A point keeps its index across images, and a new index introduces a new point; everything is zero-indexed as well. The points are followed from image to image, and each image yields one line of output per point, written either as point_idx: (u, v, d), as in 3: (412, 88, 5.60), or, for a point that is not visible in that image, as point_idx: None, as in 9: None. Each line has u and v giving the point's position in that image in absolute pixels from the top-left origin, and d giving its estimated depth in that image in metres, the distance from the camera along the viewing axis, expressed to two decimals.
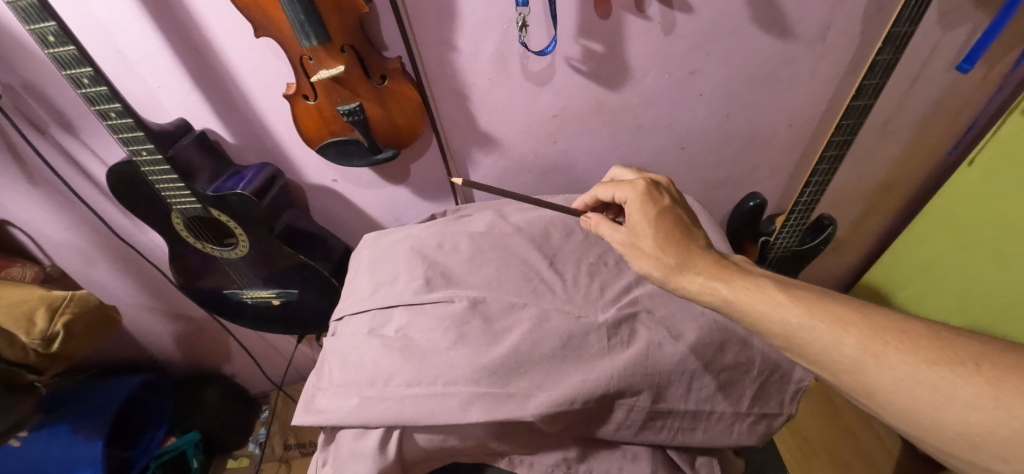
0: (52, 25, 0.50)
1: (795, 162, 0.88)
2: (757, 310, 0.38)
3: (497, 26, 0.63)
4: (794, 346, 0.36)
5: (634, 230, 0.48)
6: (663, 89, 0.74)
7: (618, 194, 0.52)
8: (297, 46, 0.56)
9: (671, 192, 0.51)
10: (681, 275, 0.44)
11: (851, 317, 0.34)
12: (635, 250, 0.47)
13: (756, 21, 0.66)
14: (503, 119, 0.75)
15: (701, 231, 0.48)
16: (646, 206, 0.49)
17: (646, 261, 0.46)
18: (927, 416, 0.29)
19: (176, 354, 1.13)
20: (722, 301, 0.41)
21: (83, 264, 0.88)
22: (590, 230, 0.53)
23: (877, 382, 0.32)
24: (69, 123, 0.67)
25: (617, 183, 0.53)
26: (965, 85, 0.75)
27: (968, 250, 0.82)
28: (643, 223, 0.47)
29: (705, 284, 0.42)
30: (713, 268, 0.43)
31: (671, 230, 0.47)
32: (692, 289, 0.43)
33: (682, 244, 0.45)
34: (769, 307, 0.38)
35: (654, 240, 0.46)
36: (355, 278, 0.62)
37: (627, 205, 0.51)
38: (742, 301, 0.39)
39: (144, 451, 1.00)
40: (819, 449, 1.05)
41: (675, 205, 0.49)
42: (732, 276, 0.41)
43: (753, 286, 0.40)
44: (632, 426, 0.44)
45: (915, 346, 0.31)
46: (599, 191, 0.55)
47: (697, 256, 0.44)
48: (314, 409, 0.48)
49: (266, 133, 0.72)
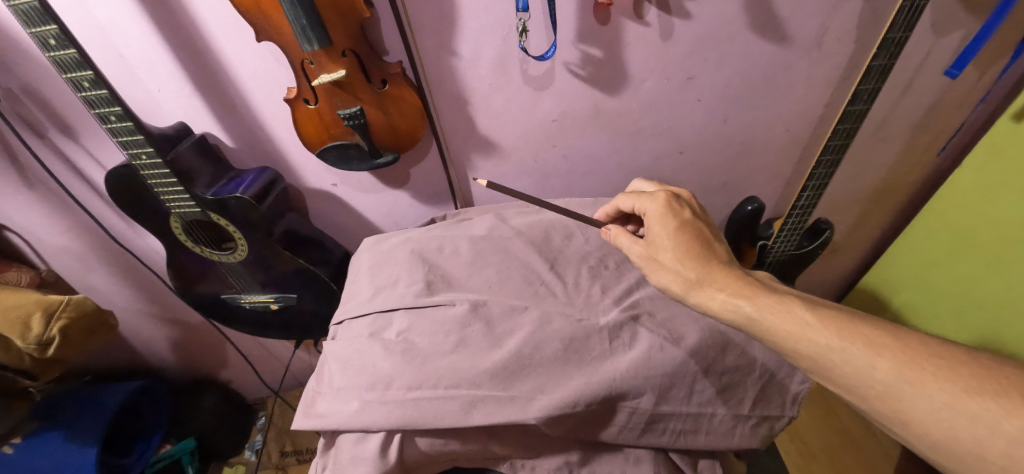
0: (53, 28, 0.50)
1: (792, 166, 0.89)
2: (783, 330, 0.38)
3: (497, 32, 0.63)
4: (824, 369, 0.36)
5: (654, 243, 0.49)
6: (661, 94, 0.74)
7: (638, 205, 0.54)
8: (298, 51, 0.56)
9: (691, 204, 0.53)
10: (702, 291, 0.44)
11: (885, 342, 0.34)
12: (655, 263, 0.48)
13: (752, 27, 0.67)
14: (503, 124, 0.76)
15: (723, 246, 0.48)
16: (666, 218, 0.49)
17: (667, 276, 0.47)
18: (967, 448, 0.29)
19: (172, 360, 1.12)
20: (746, 319, 0.41)
21: (80, 269, 0.87)
22: (609, 241, 0.53)
23: (913, 411, 0.32)
24: (68, 127, 0.67)
25: (639, 195, 0.54)
26: (958, 91, 0.76)
27: (966, 256, 0.83)
28: (662, 236, 0.48)
29: (727, 301, 0.42)
30: (736, 284, 0.43)
31: (691, 243, 0.47)
32: (714, 306, 0.43)
33: (703, 257, 0.46)
34: (795, 327, 0.38)
35: (673, 254, 0.47)
36: (356, 282, 0.62)
37: (647, 217, 0.52)
38: (766, 319, 0.39)
39: (139, 459, 0.99)
40: (818, 453, 1.05)
41: (696, 218, 0.50)
42: (755, 292, 0.41)
43: (778, 305, 0.40)
44: (634, 429, 0.43)
45: (955, 375, 0.31)
46: (622, 199, 0.56)
47: (719, 270, 0.45)
48: (314, 414, 0.48)
49: (266, 138, 0.73)
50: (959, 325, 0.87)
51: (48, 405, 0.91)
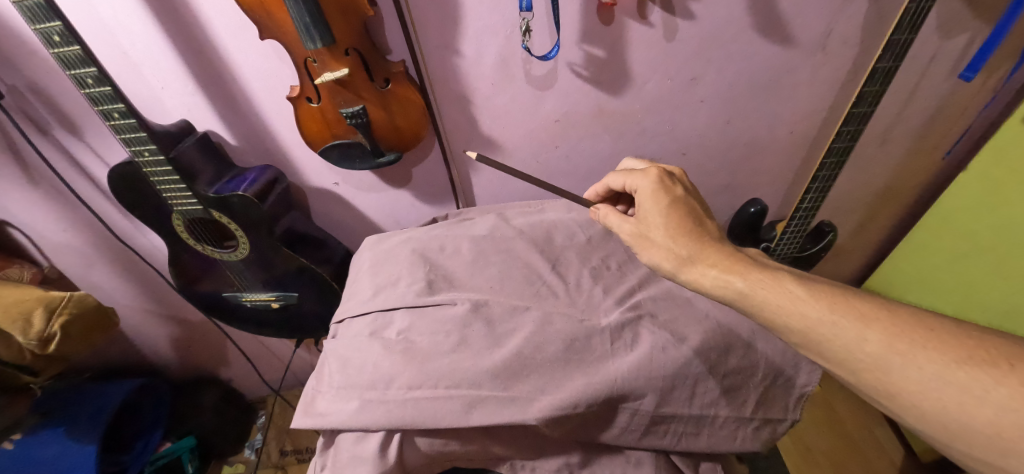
0: (58, 25, 0.50)
1: (796, 168, 0.88)
2: (773, 304, 0.38)
3: (501, 31, 0.63)
4: (813, 343, 0.36)
5: (645, 221, 0.50)
6: (664, 96, 0.74)
7: (630, 182, 0.54)
8: (301, 49, 0.56)
9: (683, 182, 0.53)
10: (694, 268, 0.44)
11: (876, 314, 0.34)
12: (646, 241, 0.48)
13: (756, 28, 0.67)
14: (505, 123, 0.75)
15: (714, 222, 0.49)
16: (658, 194, 0.50)
17: (657, 253, 0.47)
18: (955, 417, 0.29)
19: (172, 358, 1.12)
20: (735, 294, 0.41)
21: (81, 266, 0.87)
22: (599, 220, 0.54)
23: (901, 381, 0.31)
24: (72, 124, 0.67)
25: (630, 172, 0.55)
26: (963, 94, 0.76)
27: (971, 258, 0.82)
28: (654, 213, 0.49)
29: (718, 277, 0.42)
30: (729, 261, 0.43)
31: (682, 220, 0.48)
32: (705, 282, 0.43)
33: (696, 236, 0.46)
34: (785, 300, 0.38)
35: (665, 231, 0.47)
36: (357, 280, 0.62)
37: (638, 195, 0.52)
38: (757, 294, 0.39)
39: (138, 456, 0.98)
40: (821, 458, 1.04)
41: (687, 196, 0.51)
42: (746, 268, 0.41)
43: (769, 279, 0.40)
44: (635, 430, 0.43)
45: (945, 345, 0.31)
46: (613, 175, 0.56)
47: (710, 247, 0.45)
48: (314, 412, 0.48)
49: (269, 136, 0.73)
50: None
51: (49, 401, 0.91)
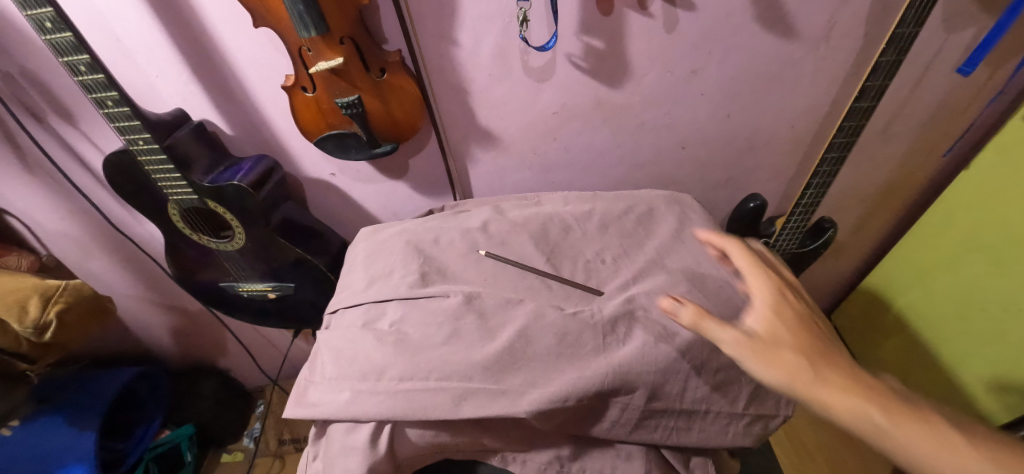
0: (49, 11, 0.49)
1: (796, 163, 0.87)
2: (924, 453, 0.32)
3: (498, 21, 0.62)
4: None
5: (769, 333, 0.39)
6: (663, 88, 0.73)
7: (750, 279, 0.43)
8: (295, 37, 0.55)
9: (802, 297, 0.45)
10: (826, 392, 0.35)
11: None
12: (771, 355, 0.37)
13: (758, 20, 0.65)
14: (502, 115, 0.75)
15: (846, 349, 0.40)
16: (780, 306, 0.41)
17: (778, 370, 0.36)
18: None
19: (171, 346, 1.13)
20: (873, 431, 0.33)
21: (80, 254, 0.88)
22: (688, 323, 0.38)
23: None
24: (67, 112, 0.67)
25: (754, 268, 0.44)
26: (968, 89, 0.75)
27: (973, 256, 0.82)
28: (782, 327, 0.39)
29: (858, 407, 0.34)
30: (865, 385, 0.35)
31: (813, 338, 0.39)
32: (836, 410, 0.35)
33: (830, 357, 0.37)
34: (941, 452, 0.32)
35: (795, 348, 0.37)
36: (351, 271, 0.62)
37: (758, 298, 0.42)
38: (900, 434, 0.33)
39: (136, 445, 0.99)
40: (816, 454, 1.06)
41: (811, 313, 0.42)
42: (891, 402, 0.34)
43: (917, 421, 0.33)
44: (626, 425, 0.43)
45: None
46: (734, 258, 0.46)
47: (843, 368, 0.36)
48: (305, 403, 0.48)
49: (264, 125, 0.72)
50: (963, 326, 0.87)
51: (45, 389, 0.91)
